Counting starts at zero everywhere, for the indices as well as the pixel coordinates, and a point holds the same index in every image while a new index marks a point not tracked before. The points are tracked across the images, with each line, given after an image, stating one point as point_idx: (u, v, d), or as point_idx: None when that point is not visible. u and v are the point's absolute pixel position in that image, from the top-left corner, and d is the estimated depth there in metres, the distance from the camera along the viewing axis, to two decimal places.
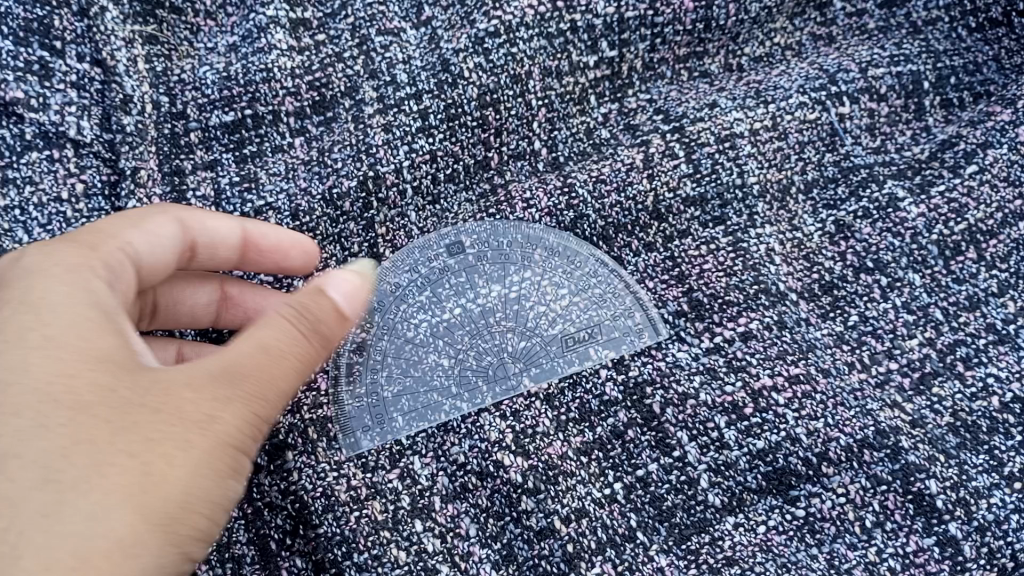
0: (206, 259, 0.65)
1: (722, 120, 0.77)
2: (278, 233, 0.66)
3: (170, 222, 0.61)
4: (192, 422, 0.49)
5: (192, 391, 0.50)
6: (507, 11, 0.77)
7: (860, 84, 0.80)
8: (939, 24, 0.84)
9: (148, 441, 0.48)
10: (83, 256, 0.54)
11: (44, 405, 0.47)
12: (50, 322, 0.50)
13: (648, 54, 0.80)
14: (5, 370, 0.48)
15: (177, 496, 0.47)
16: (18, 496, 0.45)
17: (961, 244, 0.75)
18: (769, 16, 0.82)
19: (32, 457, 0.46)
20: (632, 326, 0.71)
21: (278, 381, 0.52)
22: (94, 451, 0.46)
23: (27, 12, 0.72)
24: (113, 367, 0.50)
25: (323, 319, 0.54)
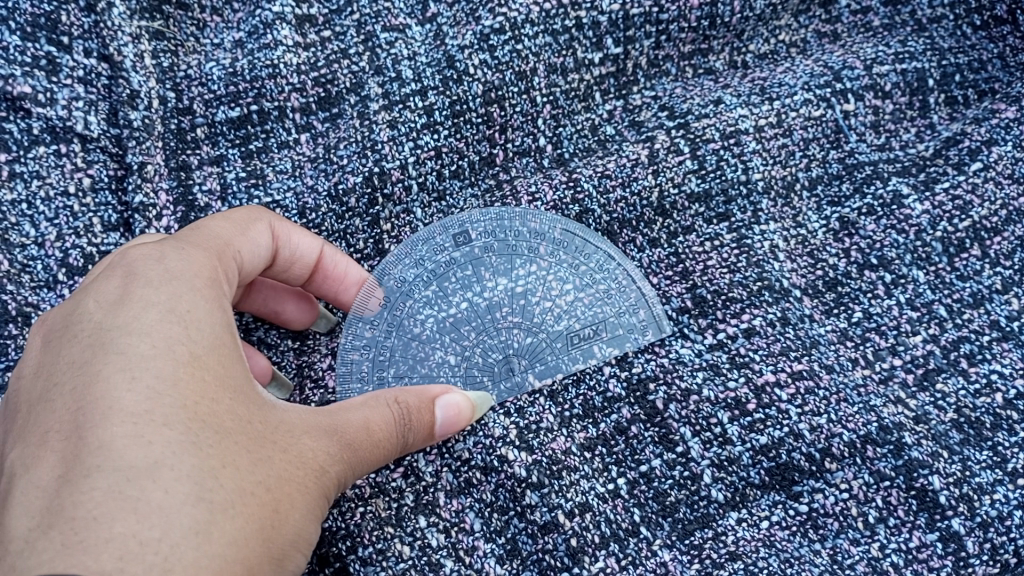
0: (280, 271, 0.66)
1: (727, 117, 0.78)
2: (347, 262, 0.69)
3: (266, 234, 0.63)
4: (309, 471, 0.53)
5: (311, 442, 0.54)
6: (512, 8, 0.77)
7: (865, 82, 0.80)
8: (944, 21, 0.84)
9: (276, 484, 0.51)
10: (215, 272, 0.56)
11: (194, 423, 0.49)
12: (192, 338, 0.52)
13: (653, 51, 0.80)
14: (150, 373, 0.49)
15: (288, 539, 0.52)
16: (171, 508, 0.46)
17: (965, 240, 0.75)
18: (774, 14, 0.82)
19: (181, 470, 0.47)
20: (637, 322, 0.71)
21: (380, 457, 0.57)
22: (236, 480, 0.49)
23: (35, 7, 0.72)
24: (245, 402, 0.52)
25: (422, 424, 0.58)
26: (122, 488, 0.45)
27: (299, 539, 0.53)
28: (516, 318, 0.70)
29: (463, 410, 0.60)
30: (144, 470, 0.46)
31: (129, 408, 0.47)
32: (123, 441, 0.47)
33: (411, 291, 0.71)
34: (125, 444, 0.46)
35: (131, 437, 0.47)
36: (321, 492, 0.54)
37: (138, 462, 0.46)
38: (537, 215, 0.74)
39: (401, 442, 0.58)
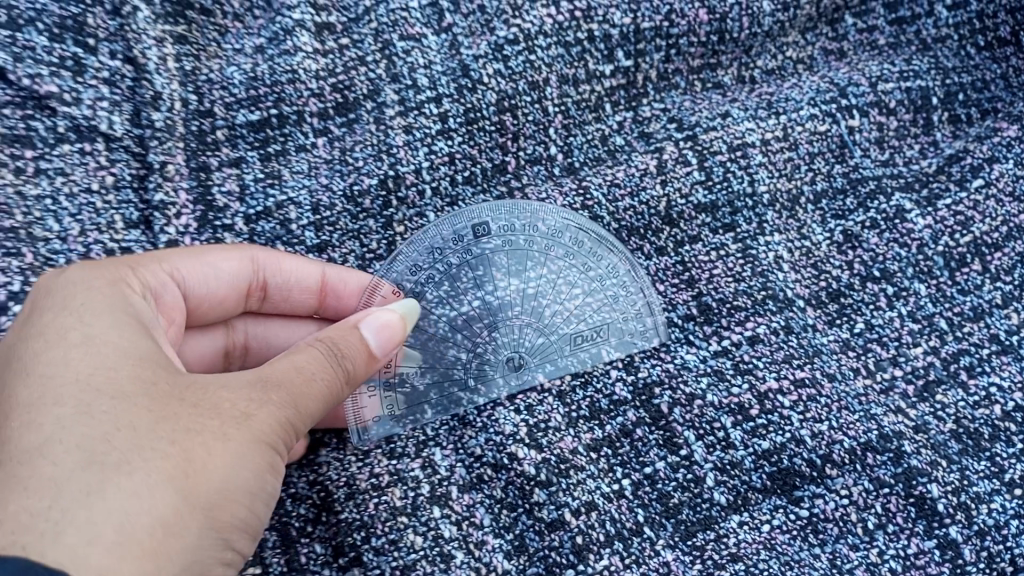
0: (286, 301, 0.69)
1: (735, 130, 0.79)
2: (355, 279, 0.70)
3: (244, 262, 0.65)
4: (231, 417, 0.52)
5: (229, 391, 0.53)
6: (526, 20, 0.79)
7: (870, 98, 0.82)
8: (948, 41, 0.86)
9: (185, 434, 0.50)
10: (118, 269, 0.59)
11: (87, 396, 0.50)
12: (89, 325, 0.53)
13: (663, 64, 0.82)
14: (47, 365, 0.51)
15: (217, 488, 0.50)
16: (61, 478, 0.47)
17: (967, 256, 0.76)
18: (782, 30, 0.84)
19: (72, 440, 0.48)
20: (640, 326, 0.72)
21: (318, 396, 0.56)
22: (137, 438, 0.49)
23: (63, 9, 0.75)
24: (152, 369, 0.53)
25: (351, 353, 0.58)
26: (16, 472, 0.47)
27: (235, 487, 0.51)
28: (524, 315, 0.72)
29: (394, 324, 0.61)
30: (36, 447, 0.48)
31: (23, 399, 0.50)
32: (18, 429, 0.49)
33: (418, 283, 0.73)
34: (20, 433, 0.49)
35: (23, 426, 0.49)
36: (251, 435, 0.52)
37: (28, 444, 0.48)
38: (536, 207, 0.76)
39: (345, 372, 0.58)
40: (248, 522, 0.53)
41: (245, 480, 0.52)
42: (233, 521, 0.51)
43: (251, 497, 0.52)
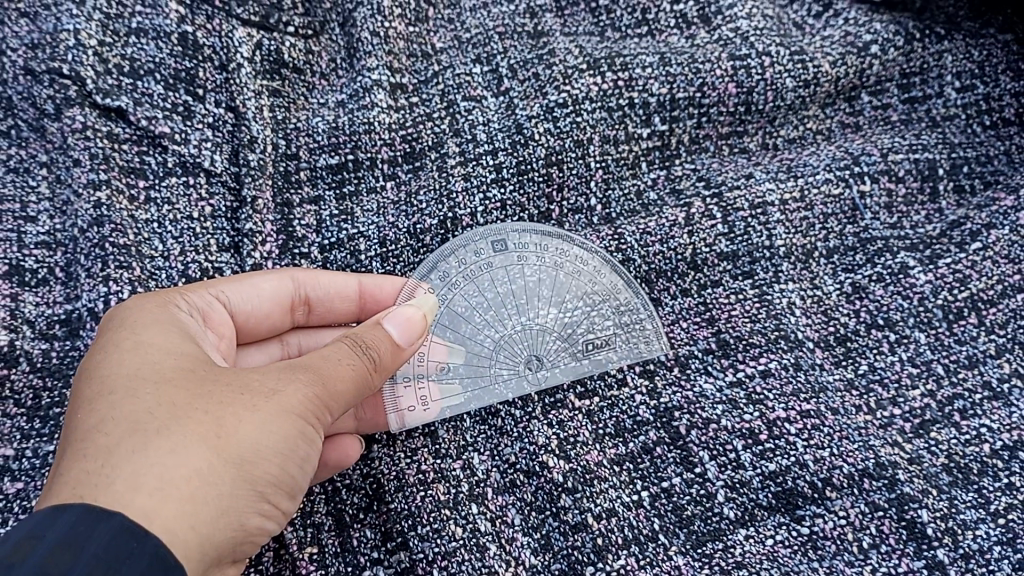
0: (328, 311, 0.78)
1: (757, 190, 0.89)
2: (388, 284, 0.79)
3: (284, 280, 0.74)
4: (262, 394, 0.60)
5: (261, 375, 0.61)
6: (575, 87, 0.91)
7: (881, 167, 0.91)
8: (956, 119, 0.96)
9: (221, 404, 0.58)
10: (167, 293, 0.68)
11: (137, 383, 0.58)
12: (140, 333, 0.62)
13: (694, 130, 0.92)
14: (105, 365, 0.60)
15: (250, 449, 0.57)
16: (114, 443, 0.55)
17: (964, 310, 0.84)
18: (803, 104, 0.94)
19: (125, 416, 0.56)
20: (643, 337, 0.82)
21: (344, 375, 0.63)
22: (179, 410, 0.57)
23: (178, 64, 0.87)
24: (195, 364, 0.61)
25: (374, 344, 0.66)
26: (79, 446, 0.55)
27: (266, 448, 0.58)
28: (551, 323, 0.82)
29: (416, 318, 0.69)
30: (95, 425, 0.56)
31: (86, 394, 0.58)
32: (81, 416, 0.57)
33: (458, 297, 0.82)
34: (82, 418, 0.57)
35: (85, 412, 0.57)
36: (279, 405, 0.59)
37: (88, 425, 0.56)
38: (546, 229, 0.87)
39: (370, 359, 0.65)
40: (279, 482, 0.60)
41: (276, 442, 0.59)
42: (265, 479, 0.59)
43: (281, 458, 0.59)
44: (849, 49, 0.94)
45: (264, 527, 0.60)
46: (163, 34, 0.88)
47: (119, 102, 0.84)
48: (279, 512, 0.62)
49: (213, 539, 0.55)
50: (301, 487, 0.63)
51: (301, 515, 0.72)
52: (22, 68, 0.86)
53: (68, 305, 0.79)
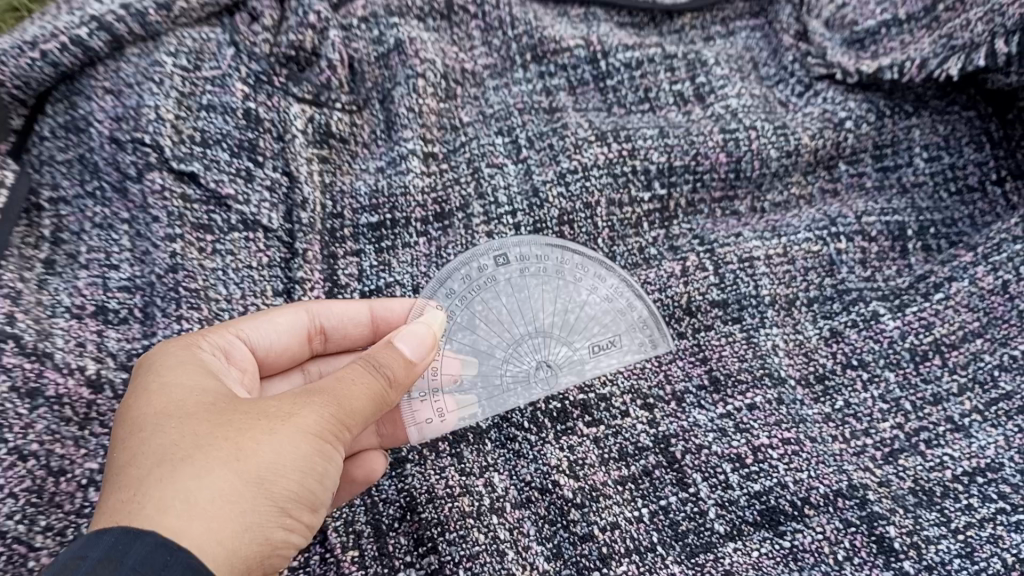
0: (343, 336, 0.86)
1: (744, 247, 1.01)
2: (397, 307, 0.88)
3: (298, 313, 0.82)
4: (280, 415, 0.65)
5: (279, 399, 0.66)
6: (584, 156, 1.04)
7: (855, 228, 1.03)
8: (924, 186, 1.08)
9: (241, 428, 0.64)
10: (192, 334, 0.75)
11: (165, 416, 0.65)
12: (165, 371, 0.69)
13: (690, 195, 1.05)
14: (137, 404, 0.66)
15: (270, 467, 0.63)
16: (145, 472, 0.61)
17: (929, 352, 0.95)
18: (786, 172, 1.07)
19: (153, 447, 0.62)
20: (648, 340, 0.94)
21: (357, 394, 0.68)
22: (203, 437, 0.63)
23: (243, 134, 1.01)
24: (217, 394, 0.67)
25: (384, 365, 0.72)
26: (115, 478, 0.62)
27: (288, 465, 0.64)
28: (562, 361, 0.92)
29: (424, 334, 0.76)
30: (129, 458, 0.62)
31: (120, 430, 0.65)
32: (116, 451, 0.64)
33: (482, 324, 0.92)
34: (118, 453, 0.63)
35: (120, 447, 0.64)
36: (296, 425, 0.65)
37: (123, 458, 0.63)
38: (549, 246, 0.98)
39: (381, 378, 0.71)
40: (301, 498, 0.66)
41: (297, 460, 0.64)
42: (286, 495, 0.64)
43: (302, 474, 0.65)
44: (826, 124, 1.07)
45: (291, 540, 0.66)
46: (230, 109, 1.02)
47: (191, 168, 0.98)
48: (304, 526, 0.67)
49: (241, 554, 0.61)
50: (324, 502, 0.69)
51: (344, 523, 0.83)
52: (108, 138, 1.00)
53: (145, 341, 0.91)
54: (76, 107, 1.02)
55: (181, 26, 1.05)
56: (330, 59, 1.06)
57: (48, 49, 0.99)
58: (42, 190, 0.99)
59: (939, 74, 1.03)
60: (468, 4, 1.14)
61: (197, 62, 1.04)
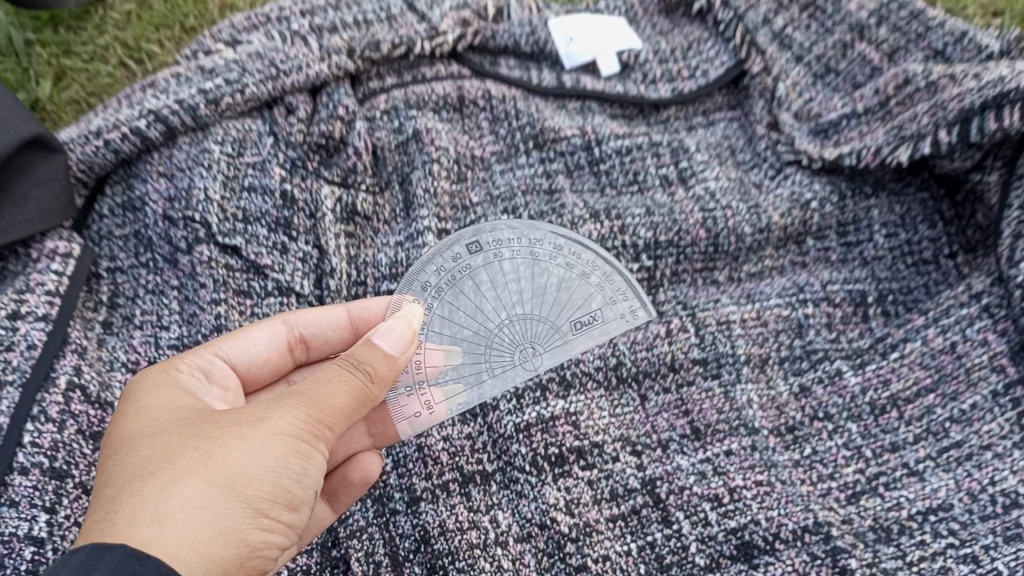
0: (325, 340, 0.98)
1: (722, 311, 1.14)
2: (372, 308, 0.99)
3: (277, 325, 0.94)
4: (252, 423, 0.74)
5: (252, 408, 0.76)
6: (580, 232, 1.17)
7: (821, 295, 1.16)
8: (884, 259, 1.20)
9: (215, 437, 0.73)
10: (172, 361, 0.85)
11: (145, 436, 0.74)
12: (146, 398, 0.79)
13: (674, 266, 1.18)
14: (122, 428, 0.76)
15: (242, 469, 0.71)
16: (126, 486, 0.70)
17: (887, 405, 1.07)
18: (760, 245, 1.20)
19: (135, 463, 0.72)
20: (623, 309, 1.10)
21: (324, 395, 0.77)
22: (179, 449, 0.72)
23: (279, 212, 1.15)
24: (195, 412, 0.77)
25: (352, 368, 0.80)
26: (101, 493, 0.71)
27: (257, 468, 0.72)
28: (558, 412, 1.04)
29: (396, 332, 0.85)
30: (111, 478, 0.71)
31: (108, 452, 0.75)
32: (103, 471, 0.73)
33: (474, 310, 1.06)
34: (105, 472, 0.73)
35: (106, 467, 0.73)
36: (265, 430, 0.73)
37: (108, 476, 0.72)
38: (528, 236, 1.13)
39: (348, 379, 0.79)
40: (274, 498, 0.74)
41: (266, 462, 0.73)
42: (259, 495, 0.72)
43: (273, 475, 0.73)
44: (794, 205, 1.21)
45: (268, 539, 0.74)
46: (269, 191, 1.15)
47: (235, 241, 1.12)
48: (281, 526, 0.75)
49: (216, 551, 0.69)
50: (301, 500, 0.77)
51: (365, 555, 0.97)
52: (161, 216, 1.14)
53: None
54: (133, 188, 1.17)
55: (227, 118, 1.19)
56: (356, 147, 1.21)
57: (110, 138, 1.14)
58: (103, 260, 1.14)
59: (892, 160, 1.17)
60: (478, 98, 1.30)
61: (240, 149, 1.18)
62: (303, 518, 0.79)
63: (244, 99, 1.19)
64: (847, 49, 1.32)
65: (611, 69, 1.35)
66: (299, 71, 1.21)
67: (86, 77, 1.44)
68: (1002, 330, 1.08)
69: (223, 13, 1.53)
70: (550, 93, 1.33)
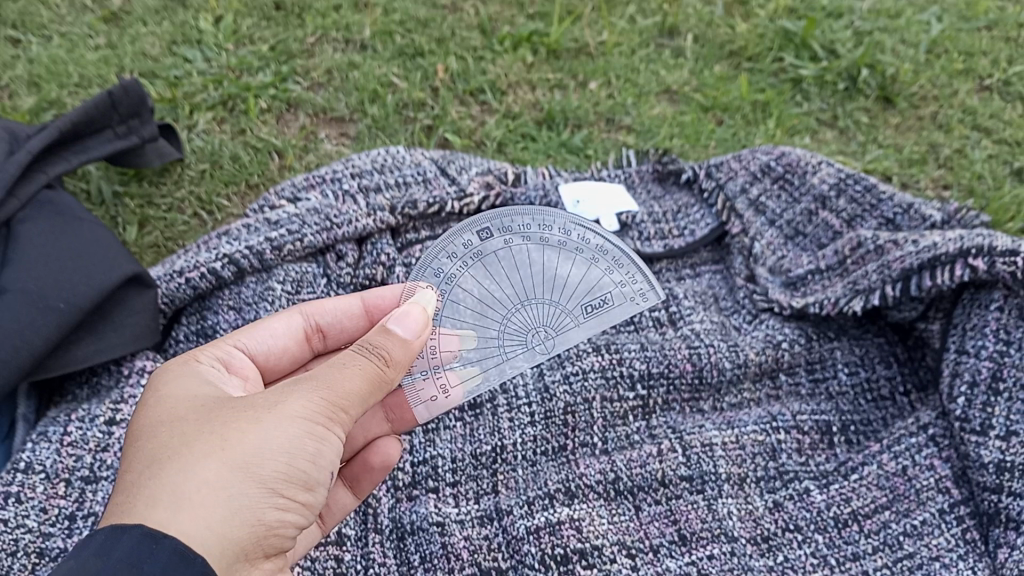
0: (341, 330, 1.16)
1: (706, 435, 1.32)
2: (386, 295, 1.17)
3: (295, 317, 1.14)
4: (264, 411, 0.89)
5: (266, 397, 0.91)
6: (583, 365, 1.36)
7: (792, 422, 1.35)
8: (846, 394, 1.40)
9: (231, 424, 0.88)
10: (190, 358, 1.02)
11: (168, 424, 0.90)
12: (169, 392, 0.95)
13: (666, 394, 1.36)
14: (147, 418, 0.92)
15: (255, 451, 0.87)
16: (150, 469, 0.85)
17: (848, 519, 1.24)
18: (739, 378, 1.39)
19: (158, 449, 0.87)
20: (631, 299, 1.30)
21: (328, 384, 0.92)
22: (198, 435, 0.87)
23: None
24: (214, 401, 0.93)
25: (354, 361, 0.95)
26: (128, 475, 0.86)
27: (266, 451, 0.87)
28: (564, 517, 1.22)
29: (405, 326, 1.00)
30: (135, 464, 0.87)
31: (135, 439, 0.90)
32: (130, 455, 0.89)
33: (494, 298, 1.24)
34: (131, 456, 0.88)
35: (133, 452, 0.89)
36: (275, 416, 0.89)
37: (136, 458, 0.88)
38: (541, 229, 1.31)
39: (351, 369, 0.94)
40: (288, 478, 0.89)
41: (278, 444, 0.88)
42: (272, 474, 0.87)
43: (286, 455, 0.88)
44: (767, 344, 1.41)
45: (282, 517, 0.89)
46: None
47: None
48: (297, 504, 0.90)
49: (232, 524, 0.84)
50: (315, 481, 0.92)
51: None
52: None
53: None
54: (206, 318, 1.39)
55: (287, 261, 1.42)
56: None
57: (191, 276, 1.37)
58: None
59: (848, 308, 1.37)
60: None
61: (297, 288, 1.41)
62: (319, 498, 0.94)
63: (303, 247, 1.42)
64: (812, 216, 1.56)
65: (612, 228, 1.58)
66: (349, 224, 1.44)
67: (164, 225, 1.70)
68: (945, 456, 1.26)
69: (281, 173, 1.83)
70: None
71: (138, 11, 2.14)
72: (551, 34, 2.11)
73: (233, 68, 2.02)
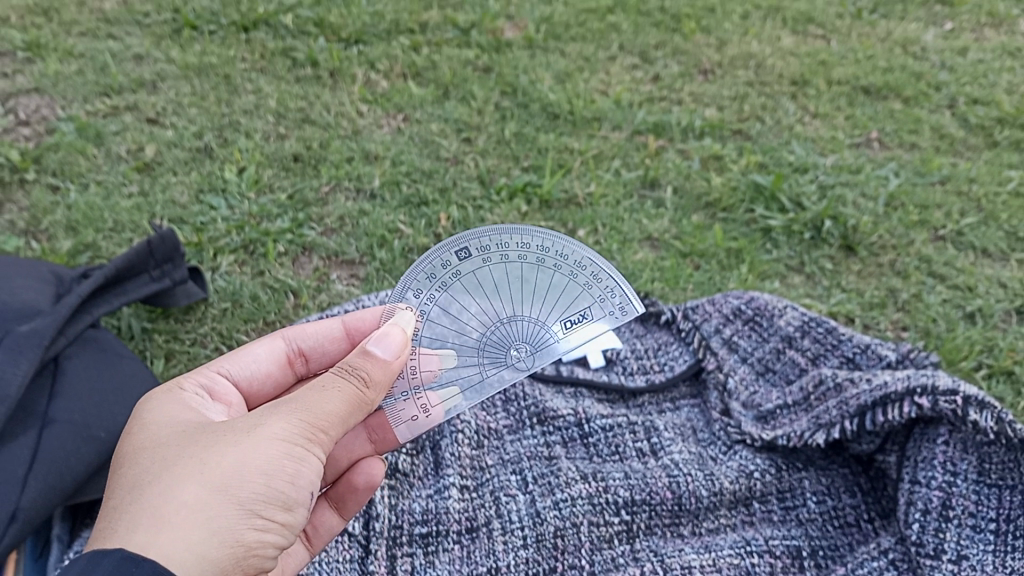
0: (323, 352, 1.35)
1: (685, 558, 1.43)
2: (363, 318, 1.35)
3: (276, 341, 1.33)
4: (243, 436, 1.01)
5: (245, 422, 1.03)
6: (571, 491, 1.49)
7: (764, 547, 1.46)
8: (815, 521, 1.51)
9: (211, 449, 1.00)
10: (174, 393, 1.15)
11: (152, 452, 1.02)
12: (155, 425, 1.08)
13: (648, 520, 1.48)
14: (134, 448, 1.05)
15: (234, 473, 0.99)
16: (135, 494, 0.97)
17: None
18: (715, 505, 1.51)
19: (143, 476, 0.99)
20: (614, 313, 1.39)
21: (302, 408, 1.04)
22: (180, 460, 0.99)
23: None
24: (197, 429, 1.06)
25: (327, 384, 1.07)
26: (116, 500, 0.98)
27: (243, 474, 0.99)
28: None
29: (382, 348, 1.13)
30: (122, 489, 0.99)
31: (121, 467, 1.02)
32: (117, 482, 1.01)
33: (474, 317, 1.35)
34: (118, 483, 1.00)
35: (120, 479, 1.01)
36: (252, 440, 1.01)
37: (123, 485, 0.99)
38: (518, 245, 1.40)
39: (324, 391, 1.06)
40: (266, 500, 1.01)
41: (256, 466, 1.00)
42: (250, 496, 0.99)
43: (264, 477, 1.00)
44: (741, 473, 1.54)
45: (261, 537, 1.01)
46: None
47: None
48: (273, 525, 1.02)
49: (211, 543, 0.95)
50: (291, 502, 1.04)
51: None
52: None
53: None
54: None
55: None
56: None
57: None
58: None
59: (811, 440, 1.51)
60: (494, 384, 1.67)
61: None
62: (297, 519, 1.06)
63: None
64: (780, 355, 1.72)
65: (598, 363, 1.75)
66: None
67: (187, 358, 1.85)
68: None
69: (297, 311, 1.99)
70: (550, 380, 1.71)
71: (170, 164, 2.37)
72: (544, 186, 2.35)
73: (254, 214, 2.22)
